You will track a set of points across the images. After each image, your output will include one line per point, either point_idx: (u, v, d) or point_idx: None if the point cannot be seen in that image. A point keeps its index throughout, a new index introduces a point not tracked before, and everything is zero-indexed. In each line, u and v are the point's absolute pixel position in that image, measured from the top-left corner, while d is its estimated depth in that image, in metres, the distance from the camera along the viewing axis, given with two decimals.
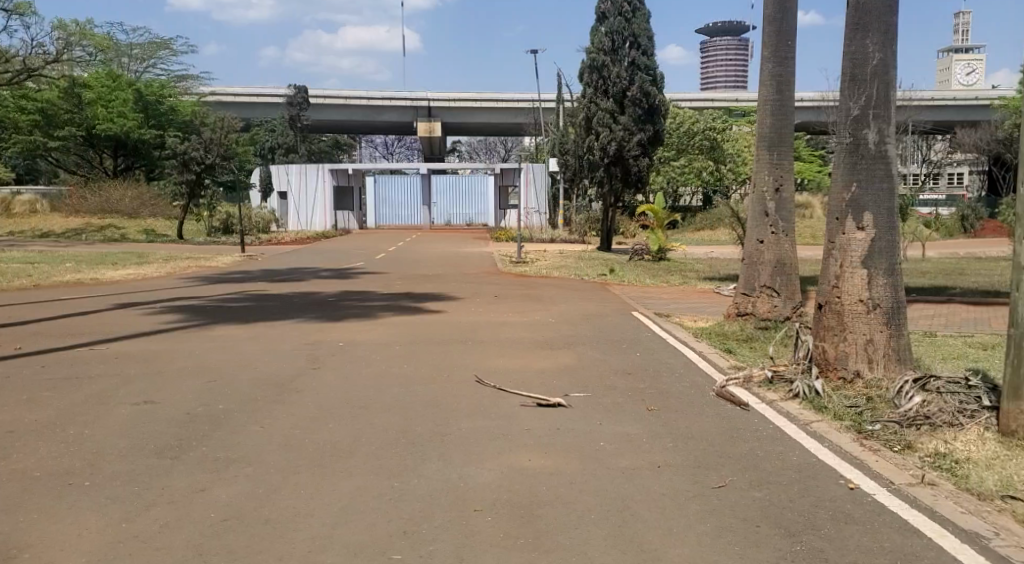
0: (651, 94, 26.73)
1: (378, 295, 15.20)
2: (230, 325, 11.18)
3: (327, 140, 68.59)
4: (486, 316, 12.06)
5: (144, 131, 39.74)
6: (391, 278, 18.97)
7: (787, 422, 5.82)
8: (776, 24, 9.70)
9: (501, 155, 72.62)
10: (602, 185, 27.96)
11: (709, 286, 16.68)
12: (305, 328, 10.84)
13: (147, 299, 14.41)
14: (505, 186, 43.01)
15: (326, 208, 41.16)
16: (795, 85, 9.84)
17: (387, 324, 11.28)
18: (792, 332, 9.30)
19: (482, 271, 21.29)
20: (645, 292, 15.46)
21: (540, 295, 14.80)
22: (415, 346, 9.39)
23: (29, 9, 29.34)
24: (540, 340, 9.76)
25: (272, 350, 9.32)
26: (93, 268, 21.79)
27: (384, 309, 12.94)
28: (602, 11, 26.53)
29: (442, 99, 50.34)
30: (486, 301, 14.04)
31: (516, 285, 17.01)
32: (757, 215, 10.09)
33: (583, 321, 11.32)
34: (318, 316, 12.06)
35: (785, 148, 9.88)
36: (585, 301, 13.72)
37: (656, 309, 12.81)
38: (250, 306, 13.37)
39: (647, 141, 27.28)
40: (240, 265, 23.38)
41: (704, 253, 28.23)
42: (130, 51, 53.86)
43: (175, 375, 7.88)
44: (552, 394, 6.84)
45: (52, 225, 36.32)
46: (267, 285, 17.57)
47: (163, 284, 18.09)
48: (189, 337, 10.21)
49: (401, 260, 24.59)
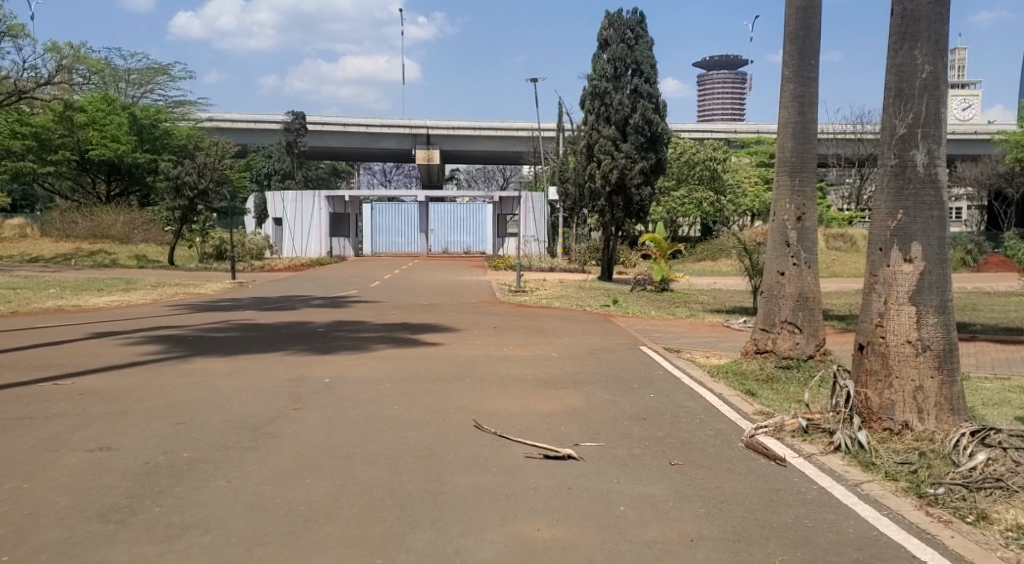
0: (654, 121, 26.25)
1: (372, 325, 14.42)
2: (211, 357, 10.39)
3: (325, 167, 68.28)
4: (486, 350, 11.29)
5: (138, 156, 39.22)
6: (386, 307, 18.24)
7: (833, 482, 5.06)
8: (798, 42, 9.13)
9: (499, 183, 72.27)
10: (604, 214, 27.33)
11: (719, 320, 15.97)
12: (292, 362, 10.06)
13: (126, 328, 13.62)
14: (503, 214, 42.50)
15: (322, 236, 40.49)
16: (818, 107, 9.25)
17: (380, 358, 10.50)
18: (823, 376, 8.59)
19: (481, 300, 20.55)
20: (652, 325, 14.71)
21: (542, 327, 14.05)
22: (409, 383, 8.61)
23: (22, 30, 28.91)
24: (545, 377, 9.00)
25: (253, 387, 8.54)
26: (78, 294, 21.01)
27: (377, 341, 12.17)
28: (604, 38, 26.24)
29: (441, 127, 50.05)
30: (485, 333, 13.27)
31: (515, 316, 16.28)
32: (777, 245, 9.41)
33: (589, 356, 10.56)
34: (306, 348, 11.28)
35: (808, 174, 9.24)
36: (590, 335, 12.97)
37: (666, 344, 12.05)
38: (235, 336, 12.60)
39: (650, 169, 26.73)
40: (231, 293, 22.65)
41: (707, 285, 27.57)
42: (129, 76, 53.63)
43: (140, 415, 7.08)
44: (560, 444, 6.07)
45: (41, 249, 35.61)
46: (257, 314, 16.80)
47: (148, 312, 17.32)
48: (164, 371, 9.41)
49: (397, 288, 23.88)
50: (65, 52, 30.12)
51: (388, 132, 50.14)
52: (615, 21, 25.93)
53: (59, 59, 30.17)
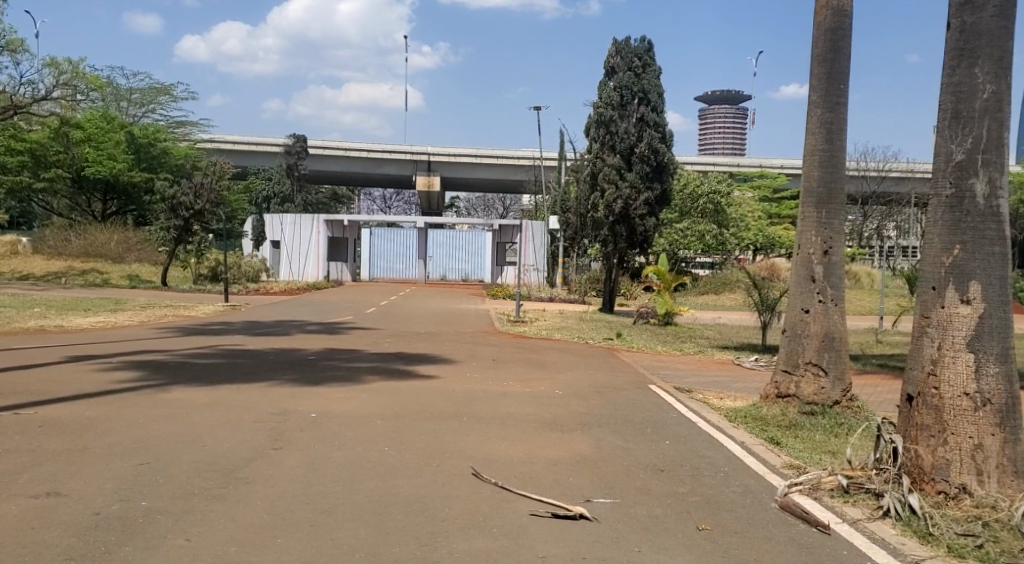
0: (660, 151, 25.78)
1: (366, 354, 13.69)
2: (191, 386, 9.64)
3: (325, 192, 67.97)
4: (486, 384, 10.57)
5: (134, 174, 38.76)
6: (382, 334, 17.55)
7: (889, 557, 4.36)
8: (827, 66, 8.60)
9: (499, 212, 72.00)
10: (606, 244, 26.71)
11: (729, 357, 15.26)
12: (278, 394, 9.35)
13: (106, 351, 12.89)
14: (502, 242, 42.00)
15: (320, 258, 39.85)
16: (847, 135, 8.73)
17: (373, 391, 9.77)
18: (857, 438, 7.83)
19: (480, 329, 19.88)
20: (659, 361, 14.02)
21: (544, 361, 13.32)
22: (402, 421, 7.90)
23: (21, 45, 28.51)
24: (549, 417, 8.31)
25: (232, 419, 7.82)
26: (63, 314, 20.30)
27: (370, 373, 11.45)
28: (611, 65, 25.92)
29: (443, 154, 49.74)
30: (485, 366, 12.55)
31: (517, 348, 15.56)
32: (802, 280, 8.81)
33: (596, 395, 9.86)
34: (293, 379, 10.53)
35: (836, 206, 8.69)
36: (595, 370, 12.26)
37: (676, 383, 11.35)
38: (219, 363, 11.85)
39: (655, 200, 26.23)
40: (222, 316, 21.95)
41: (712, 319, 26.97)
42: (130, 95, 53.42)
43: (101, 452, 6.33)
44: (570, 498, 5.38)
45: (32, 267, 34.92)
46: (245, 339, 16.09)
47: (134, 334, 16.63)
48: (138, 401, 8.66)
49: (394, 315, 23.20)
50: (63, 68, 29.70)
51: (389, 157, 49.85)
52: (622, 48, 25.61)
53: (57, 75, 29.79)
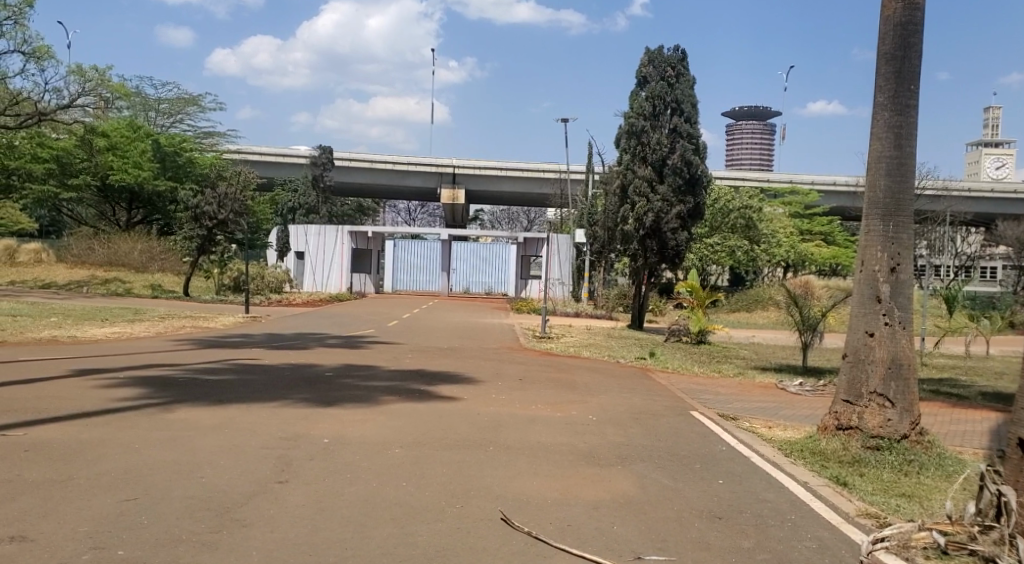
0: (693, 163, 24.98)
1: (386, 371, 12.97)
2: (196, 407, 8.98)
3: (350, 204, 67.87)
4: (513, 407, 9.80)
5: (159, 183, 38.73)
6: (405, 350, 16.85)
7: None
8: (896, 64, 7.78)
9: (524, 225, 71.41)
10: (636, 258, 25.88)
11: (771, 381, 14.32)
12: (289, 416, 8.66)
13: (114, 365, 12.29)
14: (527, 255, 41.29)
15: (343, 270, 39.51)
16: (918, 141, 7.89)
17: (392, 414, 9.04)
18: (932, 481, 6.94)
19: (504, 346, 19.06)
20: (697, 384, 13.16)
21: (574, 381, 12.52)
22: (422, 450, 7.16)
23: (48, 52, 28.84)
24: (586, 448, 7.52)
25: (236, 444, 7.13)
26: (79, 323, 19.87)
27: (388, 393, 10.72)
28: (643, 75, 25.25)
29: (469, 166, 49.27)
30: (512, 386, 11.76)
31: (544, 366, 14.75)
32: (865, 299, 7.95)
33: (635, 421, 9.05)
34: (307, 399, 9.84)
35: (904, 218, 7.84)
36: (629, 393, 11.44)
37: (719, 409, 10.51)
38: (231, 380, 11.20)
39: (687, 214, 25.40)
40: (241, 327, 21.41)
41: (746, 338, 26.04)
42: (159, 105, 53.77)
43: (85, 484, 5.63)
44: (617, 555, 4.58)
45: (56, 276, 34.88)
46: (262, 352, 15.44)
47: (148, 346, 16.07)
48: (137, 421, 8.00)
49: (417, 329, 22.54)
50: (89, 76, 29.75)
51: (415, 169, 49.51)
52: (655, 58, 25.00)
53: (84, 82, 29.85)
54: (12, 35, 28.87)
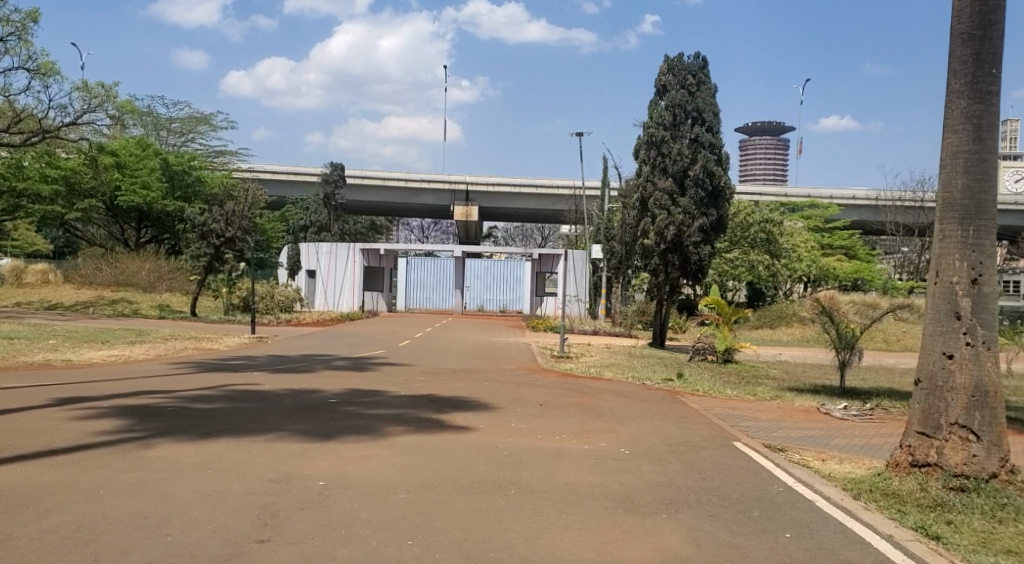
0: (716, 174, 23.98)
1: (394, 397, 11.93)
2: (180, 443, 7.99)
3: (363, 222, 67.29)
4: (535, 439, 8.73)
5: (167, 203, 38.23)
6: (416, 372, 15.88)
7: None
8: (976, 44, 6.80)
9: (538, 242, 70.53)
10: (657, 274, 24.86)
11: (812, 404, 13.17)
12: (283, 453, 7.65)
13: (100, 394, 11.34)
14: (542, 272, 40.39)
15: (354, 289, 38.49)
16: (1001, 133, 6.87)
17: (399, 449, 8.00)
18: None
19: (521, 367, 18.06)
20: (733, 409, 12.09)
21: (599, 407, 11.44)
22: (432, 496, 6.12)
23: (52, 69, 28.77)
24: (624, 491, 6.46)
25: (216, 489, 6.11)
26: (77, 346, 19.04)
27: (396, 423, 9.71)
28: (662, 83, 24.45)
29: (481, 183, 48.52)
30: (532, 413, 10.69)
31: (566, 389, 13.66)
32: (943, 316, 6.88)
33: (674, 456, 7.97)
34: (305, 434, 8.82)
35: (986, 223, 6.80)
36: (662, 420, 10.38)
37: (764, 440, 9.43)
38: (225, 412, 10.22)
39: (710, 226, 24.35)
40: (246, 349, 20.50)
41: (774, 356, 24.90)
42: (170, 124, 53.59)
43: (22, 547, 4.63)
44: None
45: (62, 297, 34.27)
46: (263, 376, 14.46)
47: (143, 370, 15.14)
48: (107, 461, 7.01)
49: (429, 349, 21.55)
50: (94, 92, 29.44)
51: (427, 187, 48.86)
52: (675, 66, 24.23)
53: (89, 99, 29.54)
54: (15, 52, 28.73)
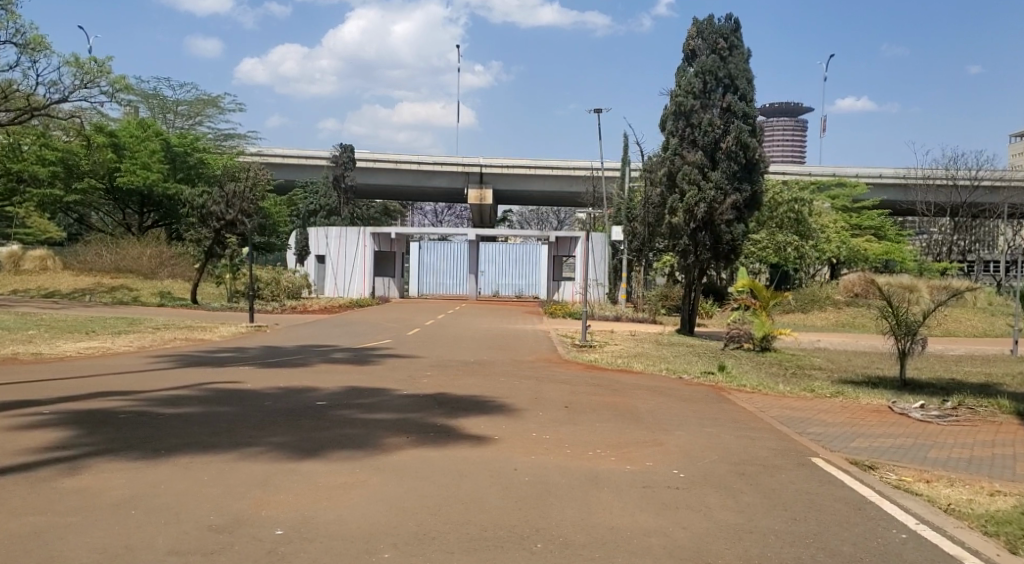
0: (751, 146, 22.05)
1: (397, 398, 10.18)
2: (117, 466, 6.27)
3: (376, 207, 65.79)
4: (563, 457, 6.95)
5: (168, 185, 36.68)
6: (424, 366, 14.14)
7: None
8: None
9: (554, 225, 68.77)
10: (686, 255, 22.96)
11: (881, 402, 11.29)
12: (242, 480, 5.93)
13: (52, 396, 9.62)
14: (559, 256, 38.34)
15: (365, 275, 36.70)
16: None
17: (392, 473, 6.24)
18: None
19: (541, 358, 16.34)
20: (794, 410, 10.28)
21: (636, 410, 9.63)
22: (428, 555, 4.36)
23: (42, 43, 27.27)
24: (695, 546, 4.67)
25: (129, 546, 4.40)
26: (56, 337, 17.42)
27: (395, 432, 7.97)
28: (691, 49, 22.68)
29: (495, 165, 46.72)
30: (557, 418, 8.91)
31: (593, 386, 11.86)
32: None
33: (744, 484, 6.15)
34: (278, 449, 7.07)
35: None
36: (715, 428, 8.59)
37: (847, 454, 7.60)
38: (189, 418, 8.53)
39: (744, 204, 22.46)
40: (242, 340, 18.85)
41: (815, 343, 23.05)
42: (177, 107, 52.07)
43: None
44: None
45: (59, 284, 32.89)
46: (250, 372, 12.78)
47: (119, 365, 13.50)
48: (4, 496, 5.31)
49: (439, 339, 19.82)
50: (87, 67, 27.86)
51: (439, 169, 47.06)
52: (705, 29, 22.42)
53: (80, 75, 27.95)
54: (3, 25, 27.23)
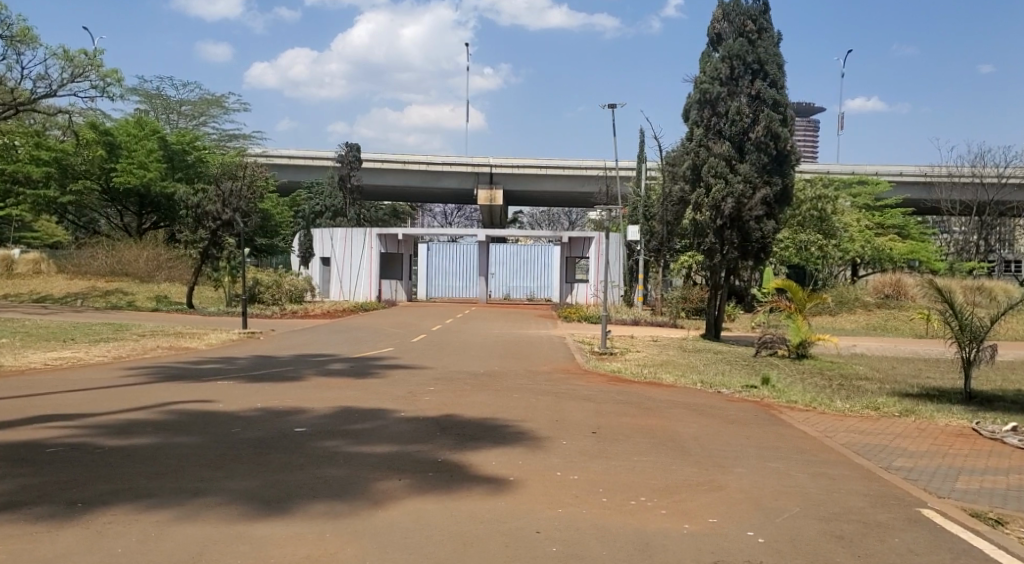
0: (781, 136, 20.43)
1: (394, 423, 8.57)
2: (7, 532, 4.68)
3: (383, 209, 64.31)
4: (603, 511, 5.33)
5: (166, 184, 35.30)
6: (428, 379, 12.53)
7: None
8: None
9: (565, 226, 67.16)
10: (712, 254, 21.27)
11: (962, 424, 9.59)
12: (171, 554, 4.34)
13: None
14: (572, 257, 36.66)
15: (371, 276, 35.46)
16: None
17: (375, 541, 4.64)
18: None
19: (558, 368, 14.72)
20: (868, 435, 8.57)
21: (680, 438, 7.98)
22: None
23: (29, 36, 25.96)
24: None
25: None
26: (25, 346, 15.90)
27: (388, 472, 6.35)
28: (716, 32, 21.07)
29: (505, 164, 45.14)
30: (586, 450, 7.28)
31: (622, 404, 10.22)
32: None
33: (851, 556, 4.52)
34: (232, 501, 5.48)
35: None
36: (783, 464, 6.92)
37: (960, 502, 5.95)
38: (136, 450, 6.97)
39: (774, 199, 20.80)
40: (231, 348, 17.27)
41: (852, 349, 21.33)
42: (181, 107, 50.78)
43: None
44: None
45: (52, 289, 31.54)
46: (232, 388, 11.23)
47: (84, 380, 11.96)
48: None
49: (446, 347, 18.17)
50: (77, 60, 26.55)
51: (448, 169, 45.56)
52: (731, 11, 20.83)
53: (69, 68, 26.61)
54: None
